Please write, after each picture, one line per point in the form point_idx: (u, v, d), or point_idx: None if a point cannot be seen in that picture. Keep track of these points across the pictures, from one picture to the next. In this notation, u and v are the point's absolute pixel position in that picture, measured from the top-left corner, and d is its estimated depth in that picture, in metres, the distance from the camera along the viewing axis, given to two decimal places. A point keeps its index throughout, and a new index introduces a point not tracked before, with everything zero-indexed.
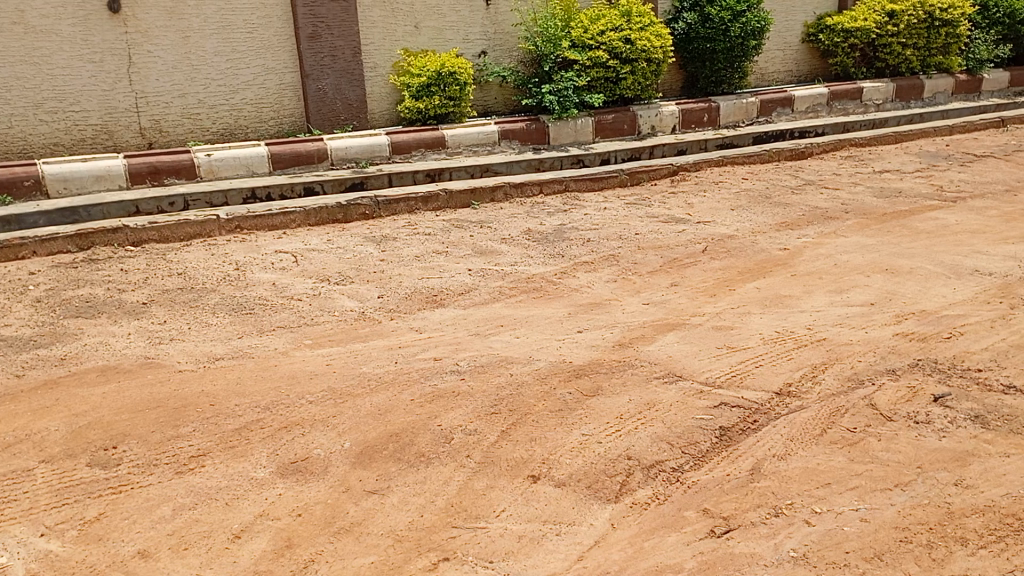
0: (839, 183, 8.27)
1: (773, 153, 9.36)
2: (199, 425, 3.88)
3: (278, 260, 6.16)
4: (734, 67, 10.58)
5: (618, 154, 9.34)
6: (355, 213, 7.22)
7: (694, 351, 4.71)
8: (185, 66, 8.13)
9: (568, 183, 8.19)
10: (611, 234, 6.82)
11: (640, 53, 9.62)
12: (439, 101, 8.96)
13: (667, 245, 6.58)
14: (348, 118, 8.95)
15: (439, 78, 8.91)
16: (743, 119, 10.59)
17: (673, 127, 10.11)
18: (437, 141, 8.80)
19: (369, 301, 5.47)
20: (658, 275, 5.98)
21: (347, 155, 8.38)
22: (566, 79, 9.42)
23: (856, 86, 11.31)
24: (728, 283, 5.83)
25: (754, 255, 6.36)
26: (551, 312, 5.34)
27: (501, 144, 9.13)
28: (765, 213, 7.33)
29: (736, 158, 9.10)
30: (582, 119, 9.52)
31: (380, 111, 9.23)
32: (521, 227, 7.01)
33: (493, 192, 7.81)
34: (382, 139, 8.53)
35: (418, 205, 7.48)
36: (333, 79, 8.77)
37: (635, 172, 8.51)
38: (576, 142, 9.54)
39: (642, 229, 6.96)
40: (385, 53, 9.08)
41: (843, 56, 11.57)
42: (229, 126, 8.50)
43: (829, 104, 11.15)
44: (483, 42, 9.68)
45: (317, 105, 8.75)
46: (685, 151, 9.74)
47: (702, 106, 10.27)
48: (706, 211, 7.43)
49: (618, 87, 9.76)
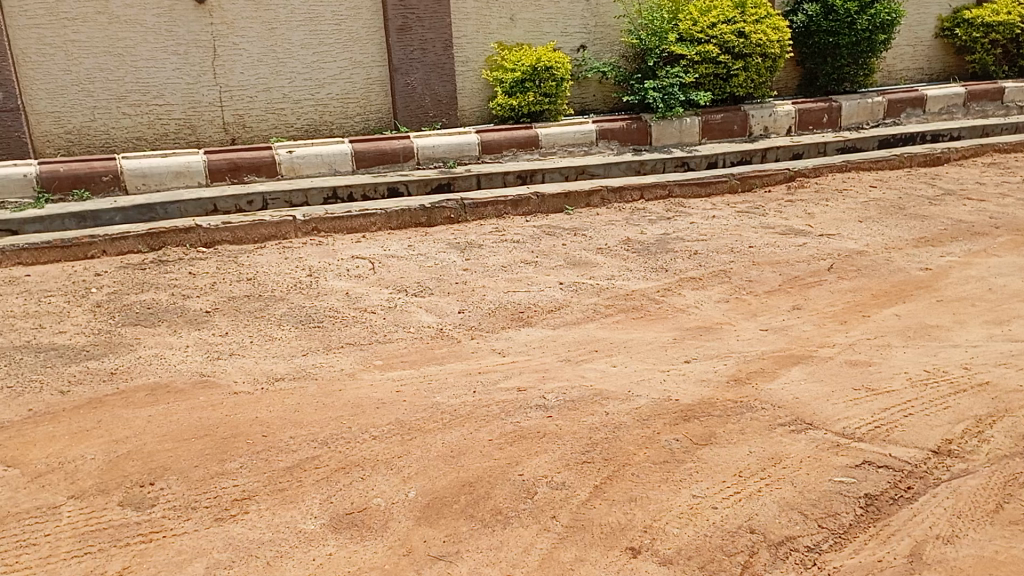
0: (984, 195, 7.29)
1: (904, 158, 8.35)
2: (247, 459, 3.40)
3: (354, 267, 5.69)
4: (859, 63, 9.63)
5: (727, 157, 8.57)
6: (439, 217, 6.70)
7: (825, 392, 3.96)
8: (271, 58, 7.80)
9: (671, 188, 7.45)
10: (721, 246, 6.09)
11: (754, 47, 8.82)
12: (534, 97, 8.36)
13: (786, 260, 5.80)
14: (437, 115, 8.44)
15: (535, 73, 8.32)
16: (868, 121, 9.63)
17: (789, 128, 9.26)
18: (530, 140, 8.22)
19: (449, 316, 4.92)
20: (777, 296, 5.23)
21: (435, 154, 7.90)
22: (672, 76, 8.67)
23: (997, 86, 10.17)
24: (860, 307, 5.04)
25: (890, 275, 5.53)
26: (653, 336, 4.67)
27: (598, 144, 8.50)
28: (899, 227, 6.45)
29: (861, 164, 8.16)
30: (687, 119, 8.78)
31: (471, 107, 8.71)
32: (619, 236, 6.35)
33: (589, 197, 7.16)
34: (472, 138, 8.01)
35: (507, 210, 6.89)
36: (423, 73, 8.27)
37: (746, 178, 7.71)
38: (680, 144, 8.80)
39: (757, 241, 6.20)
40: (478, 46, 8.55)
41: (981, 53, 10.40)
42: (313, 122, 8.13)
43: (965, 105, 10.06)
44: (583, 35, 9.03)
45: (404, 100, 8.27)
46: (802, 154, 8.89)
47: (821, 105, 9.37)
48: (829, 222, 6.60)
49: (728, 84, 8.96)
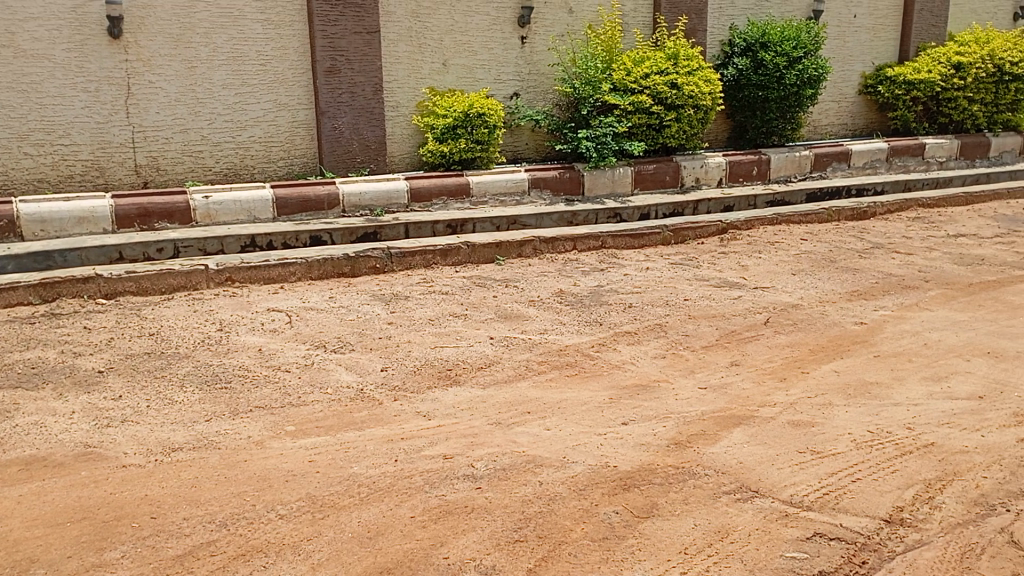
0: (912, 248, 7.33)
1: (832, 212, 8.38)
2: (131, 547, 2.98)
3: (269, 320, 5.31)
4: (788, 117, 9.74)
5: (659, 209, 8.49)
6: (364, 267, 6.35)
7: (770, 455, 3.74)
8: (189, 98, 7.41)
9: (604, 239, 7.28)
10: (656, 299, 5.92)
11: (686, 98, 8.83)
12: (465, 144, 8.15)
13: (722, 314, 5.65)
14: (365, 160, 8.13)
15: (467, 119, 8.13)
16: (795, 174, 9.73)
17: (719, 180, 9.27)
18: (460, 189, 7.99)
19: (370, 375, 4.57)
20: (714, 352, 5.04)
21: (362, 202, 7.58)
22: (605, 125, 8.60)
23: (917, 142, 10.44)
24: (799, 363, 4.89)
25: (827, 330, 5.42)
26: (589, 395, 4.41)
27: (530, 193, 8.32)
28: (832, 280, 6.40)
29: (792, 216, 8.16)
30: (620, 169, 8.69)
31: (401, 153, 8.44)
32: (552, 288, 6.12)
33: (521, 247, 6.93)
34: (401, 186, 7.73)
35: (435, 259, 6.59)
36: (351, 117, 7.98)
37: (679, 229, 7.60)
38: (613, 194, 8.70)
39: (692, 294, 6.05)
40: (409, 91, 8.34)
41: (903, 109, 10.73)
42: (234, 165, 7.73)
43: (887, 160, 10.28)
44: (516, 82, 8.93)
45: (331, 145, 7.95)
46: (732, 207, 8.89)
47: (751, 158, 9.43)
48: (763, 275, 6.51)
49: (661, 135, 8.94)
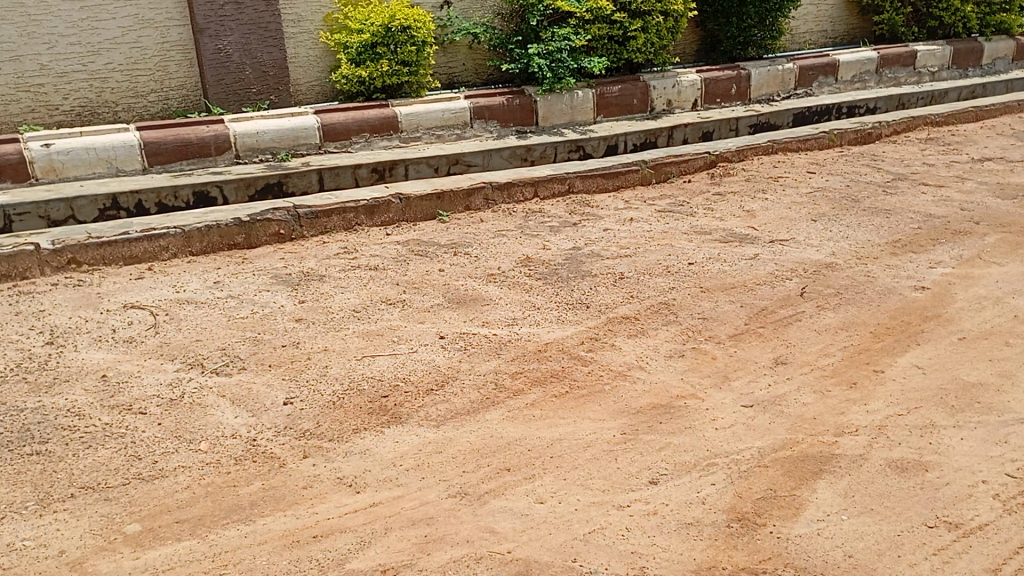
0: (941, 179, 6.09)
1: (836, 136, 7.02)
2: None
3: (125, 324, 3.73)
4: (767, 24, 8.32)
5: (628, 140, 7.09)
6: (263, 233, 4.78)
7: (890, 539, 2.45)
8: (17, 16, 5.59)
9: (572, 182, 5.80)
10: (652, 265, 4.51)
11: (654, 3, 7.32)
12: (389, 67, 6.52)
13: (743, 283, 4.31)
14: (261, 91, 6.44)
15: (388, 35, 6.47)
16: (778, 92, 8.39)
17: (695, 102, 7.87)
18: (386, 122, 6.40)
19: (267, 414, 3.07)
20: (748, 345, 3.70)
21: (260, 144, 5.96)
22: (560, 38, 7.03)
23: (909, 50, 9.20)
24: (865, 356, 3.58)
25: (881, 301, 4.12)
26: (590, 433, 3.01)
27: (473, 125, 6.78)
28: (864, 227, 5.10)
29: (789, 143, 6.78)
30: (580, 91, 7.20)
31: (308, 79, 6.76)
32: (515, 254, 4.67)
33: (469, 197, 5.41)
34: (309, 122, 6.12)
35: (359, 219, 5.05)
36: (240, 35, 6.24)
37: (660, 164, 6.17)
38: (572, 123, 7.23)
39: (696, 255, 4.68)
40: (313, 1, 6.59)
41: (891, 13, 9.36)
42: (88, 102, 5.96)
43: (877, 72, 9.03)
44: None
45: (216, 72, 6.23)
46: (711, 134, 7.54)
47: (730, 74, 8.03)
48: (777, 224, 5.17)
49: (625, 49, 7.41)
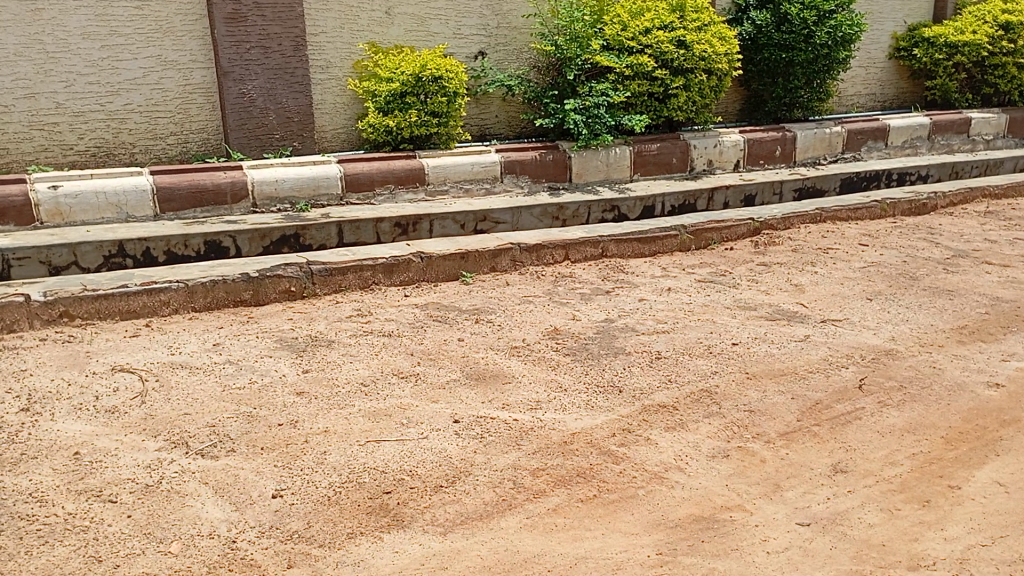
0: (1005, 257, 5.64)
1: (888, 206, 6.60)
2: None
3: (110, 390, 3.40)
4: (814, 86, 7.99)
5: (666, 201, 6.74)
6: (272, 290, 4.46)
7: None
8: (36, 52, 5.39)
9: (606, 245, 5.44)
10: (692, 344, 4.11)
11: (698, 61, 7.00)
12: (418, 117, 6.24)
13: (793, 370, 3.89)
14: (285, 137, 6.19)
15: (418, 84, 6.21)
16: (825, 155, 8.01)
17: (737, 163, 7.52)
18: (413, 175, 6.12)
19: (253, 507, 2.70)
20: (801, 446, 3.27)
21: (278, 193, 5.68)
22: (597, 93, 6.74)
23: (963, 117, 8.81)
24: (937, 468, 3.13)
25: (950, 399, 3.67)
26: (620, 552, 2.59)
27: (503, 180, 6.48)
28: (925, 308, 4.67)
29: (838, 212, 6.37)
30: (617, 149, 6.88)
31: (334, 126, 6.51)
32: (542, 325, 4.29)
33: (495, 258, 5.06)
34: (332, 171, 5.85)
35: (376, 278, 4.71)
36: (265, 80, 6.01)
37: (701, 229, 5.79)
38: (608, 181, 6.89)
39: (741, 334, 4.27)
40: (343, 47, 6.37)
41: (943, 78, 8.98)
42: (104, 143, 5.73)
43: (930, 138, 8.64)
44: (482, 38, 6.92)
45: (239, 116, 5.98)
46: (754, 197, 7.17)
47: (774, 135, 7.68)
48: (827, 302, 4.77)
49: (666, 107, 7.09)
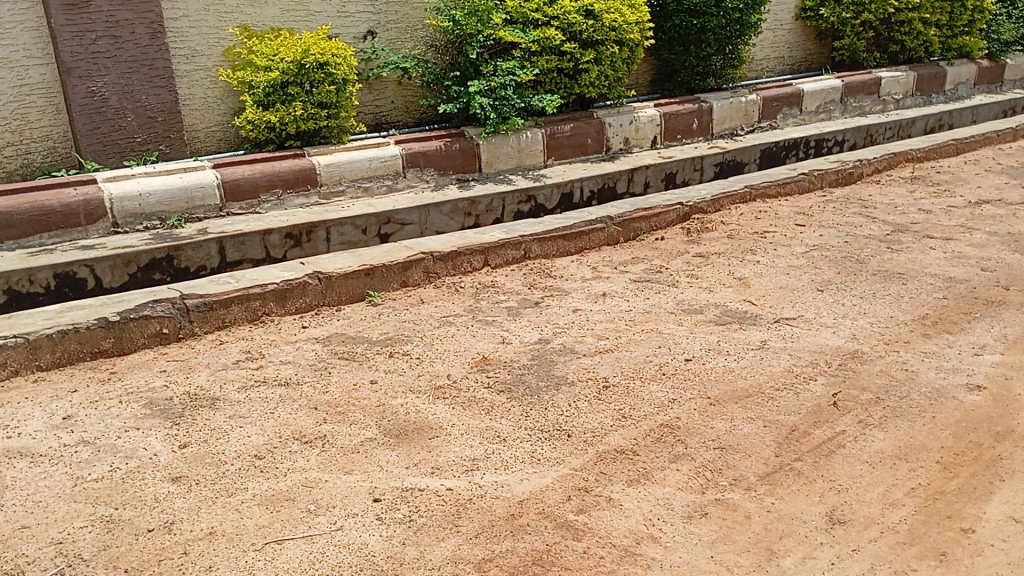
0: (946, 229, 5.34)
1: (817, 178, 6.25)
2: None
3: None
4: (726, 51, 7.58)
5: (584, 186, 6.20)
6: (139, 336, 3.69)
7: None
8: None
9: (528, 246, 4.86)
10: (641, 365, 3.57)
11: (608, 32, 6.46)
12: (303, 109, 5.49)
13: (760, 389, 3.41)
14: (148, 140, 5.35)
15: (301, 72, 5.45)
16: (742, 125, 7.63)
17: (654, 139, 7.05)
18: (303, 176, 5.36)
19: None
20: (788, 490, 2.77)
21: (144, 209, 4.87)
22: (503, 72, 6.12)
23: (873, 77, 8.59)
24: (944, 507, 2.69)
25: (934, 410, 3.26)
26: None
27: (407, 175, 5.79)
28: (880, 298, 4.29)
29: (768, 188, 5.98)
30: (527, 132, 6.29)
31: (207, 125, 5.67)
32: (468, 353, 3.68)
33: (405, 272, 4.42)
34: (206, 179, 5.05)
35: (267, 309, 4.01)
36: (119, 75, 5.13)
37: (628, 219, 5.27)
38: (520, 168, 6.31)
39: (693, 346, 3.77)
40: (210, 33, 5.52)
41: (851, 37, 8.72)
42: None
43: (843, 101, 8.39)
44: (370, 15, 6.15)
45: (89, 118, 5.10)
46: (675, 176, 6.71)
47: (690, 107, 7.23)
48: (777, 297, 4.33)
49: (577, 83, 6.55)
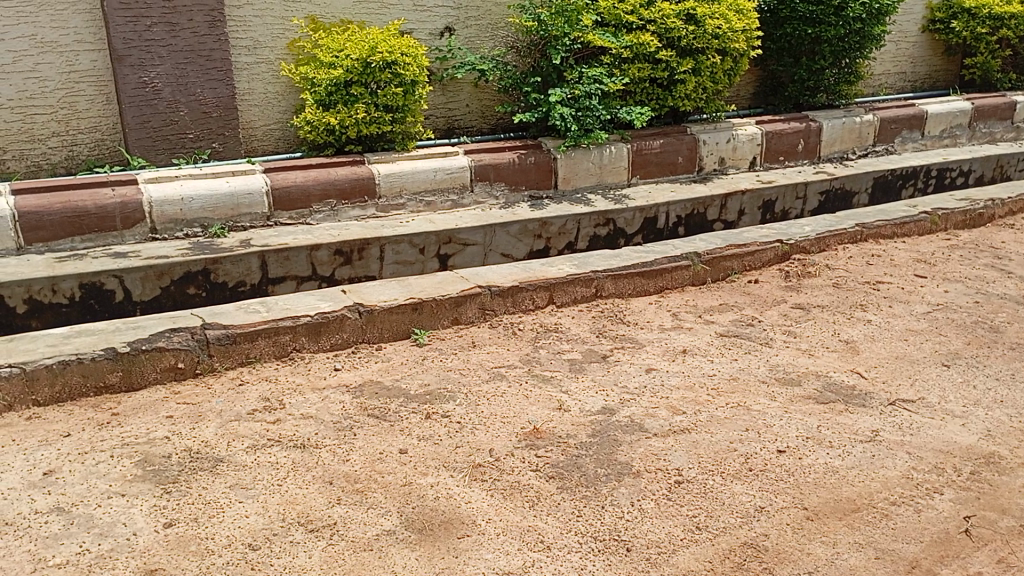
0: None
1: (939, 218, 5.46)
2: None
3: None
4: (841, 65, 6.80)
5: (671, 211, 5.57)
6: (151, 370, 3.26)
7: None
8: None
9: (601, 283, 4.28)
10: (724, 454, 2.97)
11: (710, 39, 5.78)
12: (367, 112, 5.02)
13: (873, 502, 2.76)
14: (200, 137, 4.97)
15: (366, 71, 4.98)
16: (854, 148, 6.85)
17: (752, 161, 6.35)
18: (360, 186, 4.90)
19: None
20: None
21: (185, 215, 4.47)
22: (589, 80, 5.53)
23: (1007, 100, 7.66)
24: None
25: None
26: None
27: (474, 188, 5.28)
28: (1022, 383, 3.56)
29: (882, 228, 5.24)
30: (611, 147, 5.69)
31: (265, 122, 5.26)
32: (518, 421, 3.13)
33: (458, 308, 3.90)
34: (254, 185, 4.63)
35: (300, 345, 3.55)
36: (173, 66, 4.74)
37: (718, 256, 4.63)
38: (600, 187, 5.71)
39: (790, 432, 3.14)
40: (274, 24, 5.09)
41: (985, 55, 7.81)
42: None
43: (970, 126, 7.49)
44: (449, 10, 5.65)
45: (139, 111, 4.73)
46: (774, 203, 6.01)
47: (796, 126, 6.50)
48: (892, 372, 3.64)
49: (671, 94, 5.92)
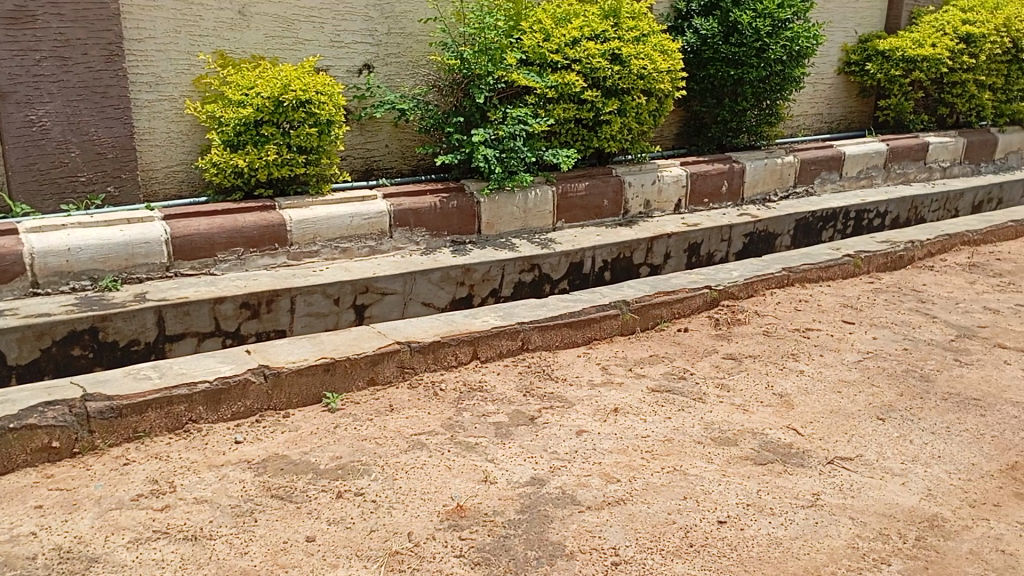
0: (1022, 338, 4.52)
1: (863, 261, 5.45)
2: None
3: None
4: (763, 106, 6.83)
5: (597, 256, 5.41)
6: (21, 450, 2.88)
7: None
8: None
9: (527, 336, 4.06)
10: (663, 529, 2.75)
11: (635, 80, 5.69)
12: (279, 154, 4.71)
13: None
14: (93, 180, 4.57)
15: (278, 110, 4.69)
16: (776, 190, 6.86)
17: (677, 203, 6.27)
18: (270, 233, 4.58)
19: None
20: None
21: (73, 266, 4.08)
22: (514, 120, 5.35)
23: (920, 142, 7.83)
24: None
25: None
26: None
27: (393, 233, 5.01)
28: (958, 436, 3.47)
29: (808, 272, 5.18)
30: (535, 190, 5.52)
31: (168, 164, 4.88)
32: (440, 496, 2.86)
33: (375, 367, 3.61)
34: (152, 233, 4.27)
35: (197, 414, 3.21)
36: (63, 103, 4.36)
37: (647, 305, 4.47)
38: (525, 230, 5.52)
39: (730, 499, 2.95)
40: (179, 59, 4.75)
41: (898, 97, 7.98)
42: None
43: (885, 167, 7.62)
44: (368, 47, 5.41)
45: (24, 152, 4.32)
46: (699, 246, 5.92)
47: (719, 168, 6.46)
48: (829, 427, 3.51)
49: (597, 136, 5.78)
